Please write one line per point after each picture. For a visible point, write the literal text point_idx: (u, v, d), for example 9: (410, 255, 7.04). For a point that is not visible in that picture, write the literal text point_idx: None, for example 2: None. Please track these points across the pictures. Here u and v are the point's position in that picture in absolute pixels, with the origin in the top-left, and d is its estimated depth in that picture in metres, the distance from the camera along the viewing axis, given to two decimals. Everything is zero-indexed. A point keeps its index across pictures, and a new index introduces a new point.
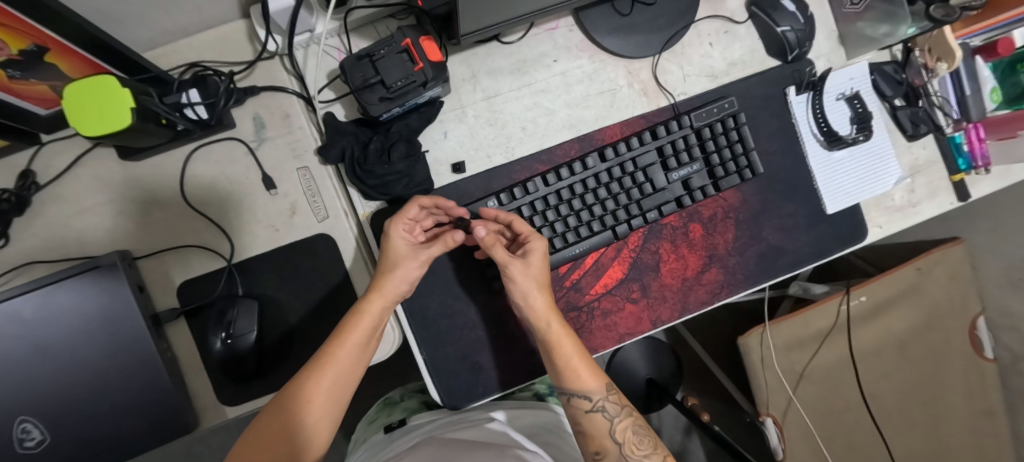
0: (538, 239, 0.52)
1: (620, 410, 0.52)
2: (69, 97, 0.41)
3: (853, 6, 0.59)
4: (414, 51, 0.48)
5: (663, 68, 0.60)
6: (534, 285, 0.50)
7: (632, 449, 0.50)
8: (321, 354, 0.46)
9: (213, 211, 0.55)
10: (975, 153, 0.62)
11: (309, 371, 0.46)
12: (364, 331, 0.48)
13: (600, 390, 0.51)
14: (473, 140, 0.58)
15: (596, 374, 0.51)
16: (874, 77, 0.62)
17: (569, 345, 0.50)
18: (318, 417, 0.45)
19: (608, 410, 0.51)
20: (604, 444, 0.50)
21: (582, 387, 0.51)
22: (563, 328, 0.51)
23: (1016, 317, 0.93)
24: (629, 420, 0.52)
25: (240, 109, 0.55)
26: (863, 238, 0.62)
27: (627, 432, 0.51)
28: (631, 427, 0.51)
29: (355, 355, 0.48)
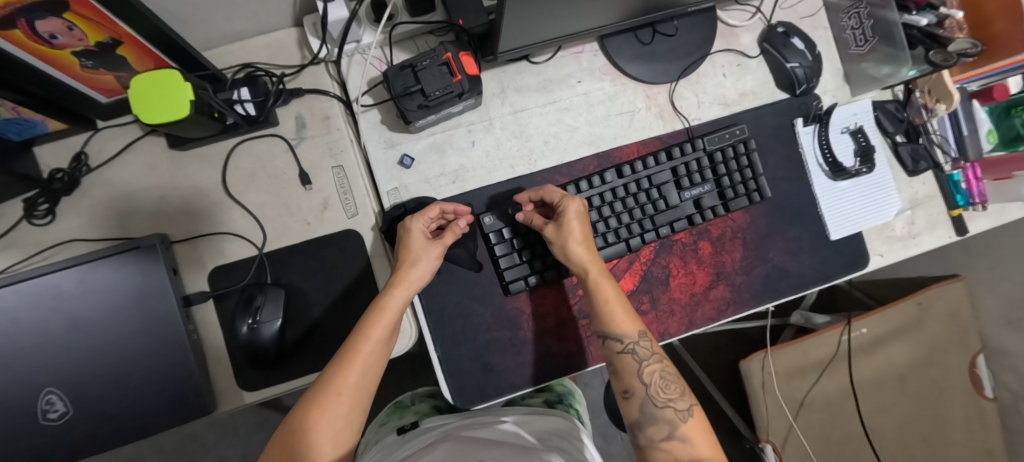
0: (573, 201, 0.55)
1: (650, 355, 0.52)
2: (136, 89, 0.45)
3: (858, 47, 0.64)
4: (453, 65, 0.52)
5: (679, 94, 0.64)
6: (571, 242, 0.54)
7: (658, 393, 0.51)
8: (340, 354, 0.47)
9: (251, 201, 0.58)
10: (972, 190, 0.66)
11: (335, 369, 0.46)
12: (383, 330, 0.49)
13: (632, 335, 0.52)
14: (499, 151, 0.61)
15: (630, 319, 0.53)
16: (877, 114, 0.66)
17: (605, 288, 0.53)
18: (337, 418, 0.45)
19: (638, 354, 0.52)
20: (632, 384, 0.52)
21: (618, 330, 0.52)
22: (598, 279, 0.53)
23: (1015, 356, 0.94)
24: (659, 365, 0.52)
25: (285, 108, 0.58)
26: (865, 264, 0.65)
27: (653, 376, 0.52)
28: (659, 371, 0.52)
29: (374, 355, 0.48)
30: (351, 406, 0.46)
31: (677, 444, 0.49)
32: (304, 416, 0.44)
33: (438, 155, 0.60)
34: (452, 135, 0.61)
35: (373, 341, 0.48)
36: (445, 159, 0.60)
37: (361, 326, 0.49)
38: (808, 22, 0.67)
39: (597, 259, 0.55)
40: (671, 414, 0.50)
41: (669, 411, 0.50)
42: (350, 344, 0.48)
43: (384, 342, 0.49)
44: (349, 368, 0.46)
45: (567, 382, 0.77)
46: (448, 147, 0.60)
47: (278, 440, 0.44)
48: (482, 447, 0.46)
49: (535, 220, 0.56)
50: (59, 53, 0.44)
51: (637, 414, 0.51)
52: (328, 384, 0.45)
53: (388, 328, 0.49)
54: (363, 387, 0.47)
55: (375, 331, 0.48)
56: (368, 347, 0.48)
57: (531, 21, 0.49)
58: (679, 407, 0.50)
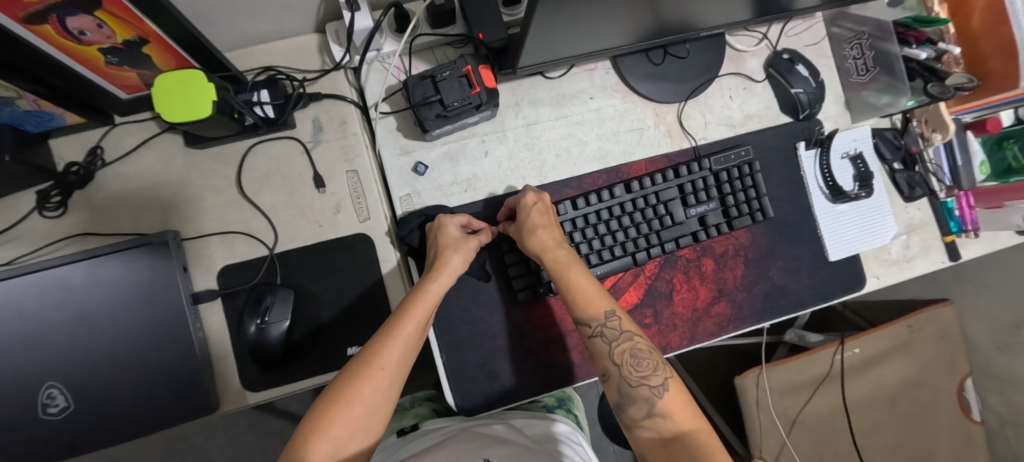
0: (528, 193, 0.57)
1: (620, 334, 0.51)
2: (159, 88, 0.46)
3: (860, 76, 0.66)
4: (472, 77, 0.53)
5: (687, 114, 0.66)
6: (523, 233, 0.55)
7: (632, 371, 0.49)
8: (384, 330, 0.47)
9: (263, 202, 0.58)
10: (965, 217, 0.68)
11: (377, 343, 0.46)
12: (426, 311, 0.49)
13: (596, 317, 0.52)
14: (511, 162, 0.62)
15: (597, 301, 0.52)
16: (876, 141, 0.69)
17: (568, 276, 0.53)
18: (376, 393, 0.44)
19: (607, 336, 0.51)
20: (606, 367, 0.51)
21: (585, 314, 0.52)
22: (567, 265, 0.54)
23: (1001, 380, 0.97)
24: (630, 343, 0.51)
25: (302, 112, 0.59)
26: (862, 286, 0.67)
27: (625, 355, 0.50)
28: (630, 350, 0.50)
29: (415, 334, 0.48)
30: (392, 383, 0.45)
31: (659, 421, 0.48)
32: (346, 386, 0.43)
33: (451, 164, 0.61)
34: (466, 145, 0.62)
35: (417, 320, 0.48)
36: (458, 168, 0.61)
37: (405, 305, 0.49)
38: (812, 50, 0.69)
39: (556, 243, 0.55)
40: (646, 392, 0.48)
41: (643, 389, 0.49)
42: (392, 321, 0.48)
43: (425, 323, 0.49)
44: (392, 343, 0.46)
45: (567, 390, 0.78)
46: (461, 156, 0.62)
47: (316, 409, 0.42)
48: (487, 445, 0.46)
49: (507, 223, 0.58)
50: (86, 49, 0.45)
51: (618, 396, 0.50)
52: (369, 358, 0.45)
53: (429, 311, 0.50)
54: (401, 366, 0.46)
55: (418, 310, 0.49)
56: (411, 325, 0.48)
57: (551, 38, 0.51)
58: (654, 384, 0.49)
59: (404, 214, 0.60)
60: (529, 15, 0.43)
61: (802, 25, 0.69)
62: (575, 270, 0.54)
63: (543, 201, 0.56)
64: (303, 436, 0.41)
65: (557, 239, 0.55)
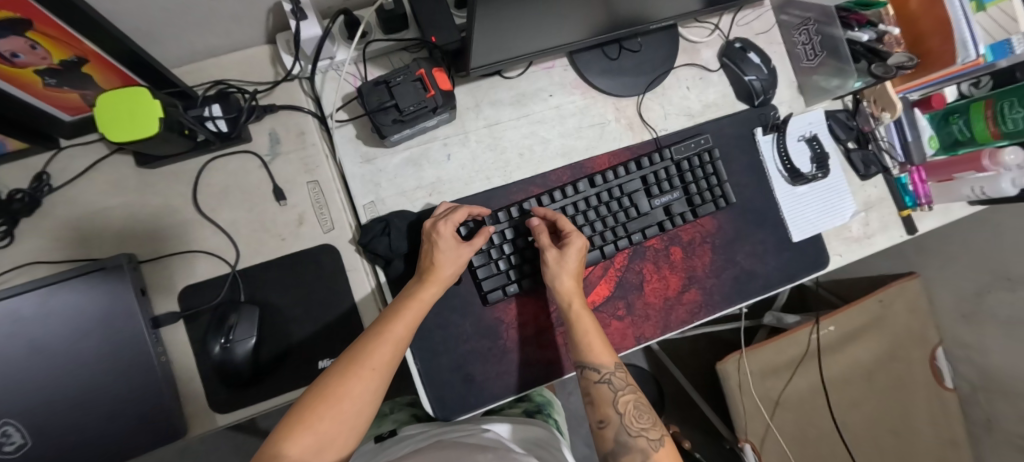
0: (578, 237, 0.58)
1: (625, 386, 0.55)
2: (109, 126, 0.44)
3: (809, 62, 0.68)
4: (426, 81, 0.52)
5: (647, 107, 0.67)
6: (563, 273, 0.56)
7: (632, 421, 0.53)
8: (371, 332, 0.48)
9: (222, 218, 0.57)
10: (919, 192, 0.71)
11: (366, 344, 0.47)
12: (415, 318, 0.50)
13: (609, 364, 0.55)
14: (475, 163, 0.62)
15: (607, 350, 0.56)
16: (829, 123, 0.70)
17: (587, 322, 0.56)
18: (366, 392, 0.45)
19: (613, 383, 0.55)
20: (607, 413, 0.54)
21: (595, 360, 0.55)
22: (581, 311, 0.56)
23: (969, 347, 1.07)
24: (632, 395, 0.55)
25: (257, 125, 0.58)
26: (825, 264, 0.69)
27: (627, 405, 0.54)
28: (632, 402, 0.55)
29: (404, 339, 0.49)
30: (380, 383, 0.46)
31: None
32: (335, 385, 0.44)
33: (414, 169, 0.61)
34: (428, 149, 0.61)
35: (406, 325, 0.49)
36: (422, 173, 0.61)
37: (394, 310, 0.50)
38: (763, 38, 0.71)
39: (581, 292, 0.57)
40: (643, 443, 0.52)
41: (641, 440, 0.52)
42: (384, 323, 0.49)
43: (414, 330, 0.50)
44: (380, 344, 0.47)
45: (546, 394, 0.80)
46: (424, 161, 0.61)
47: (302, 403, 0.43)
48: (468, 451, 0.46)
49: (541, 236, 0.57)
50: (22, 72, 0.44)
51: (611, 444, 0.53)
52: (362, 358, 0.46)
53: (418, 318, 0.51)
54: (392, 364, 0.48)
55: (408, 317, 0.50)
56: (401, 329, 0.49)
57: (504, 36, 0.51)
58: (651, 436, 0.52)
59: (368, 221, 0.58)
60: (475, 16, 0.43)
61: (752, 15, 0.71)
62: (588, 316, 0.56)
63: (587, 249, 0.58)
64: (291, 427, 0.41)
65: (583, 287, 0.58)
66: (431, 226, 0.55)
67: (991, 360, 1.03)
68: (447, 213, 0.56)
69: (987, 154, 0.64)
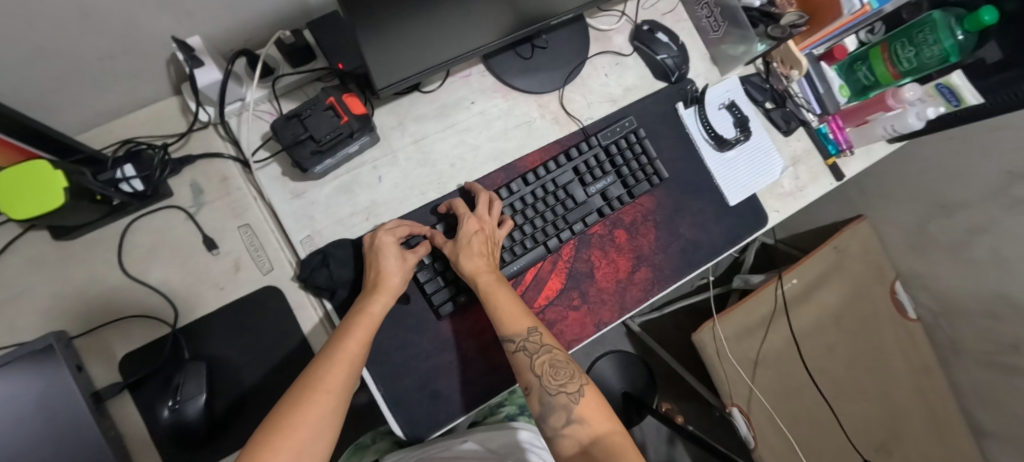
0: (472, 218, 0.57)
1: (540, 347, 0.54)
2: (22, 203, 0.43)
3: (715, 33, 0.71)
4: (338, 108, 0.52)
5: (569, 99, 0.68)
6: (461, 256, 0.56)
7: (551, 380, 0.53)
8: (322, 356, 0.47)
9: (154, 278, 0.55)
10: (839, 138, 0.74)
11: (317, 367, 0.46)
12: (368, 332, 0.50)
13: (521, 332, 0.54)
14: (407, 180, 0.62)
15: (522, 317, 0.55)
16: (745, 88, 0.73)
17: (500, 296, 0.55)
18: (324, 417, 0.43)
19: (529, 350, 0.54)
20: (528, 379, 0.53)
21: (509, 329, 0.54)
22: (490, 286, 0.55)
23: (922, 277, 1.13)
24: (549, 355, 0.54)
25: (176, 178, 0.57)
26: (765, 222, 0.72)
27: (545, 366, 0.53)
28: (550, 360, 0.53)
29: (358, 356, 0.48)
30: (336, 405, 0.45)
31: (576, 428, 0.51)
32: (285, 415, 0.42)
33: (347, 196, 0.60)
34: (358, 174, 0.61)
35: (359, 342, 0.49)
36: (355, 199, 0.60)
37: (343, 328, 0.49)
38: (670, 17, 0.73)
39: (489, 268, 0.57)
40: (564, 399, 0.52)
41: (562, 397, 0.52)
42: (335, 343, 0.48)
43: (367, 346, 0.49)
44: (332, 365, 0.46)
45: None
46: (356, 186, 0.61)
47: (256, 441, 0.41)
48: None
49: (438, 237, 0.58)
50: None
51: (539, 407, 0.53)
52: (314, 381, 0.44)
53: (371, 333, 0.50)
54: (347, 383, 0.46)
55: (358, 333, 0.49)
56: (355, 346, 0.48)
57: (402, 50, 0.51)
58: (570, 391, 0.52)
59: (306, 256, 0.57)
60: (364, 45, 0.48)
61: None
62: (501, 289, 0.56)
63: (484, 225, 0.58)
64: None
65: (491, 263, 0.58)
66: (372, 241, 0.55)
67: (943, 285, 1.08)
68: (386, 225, 0.57)
69: (890, 95, 0.67)
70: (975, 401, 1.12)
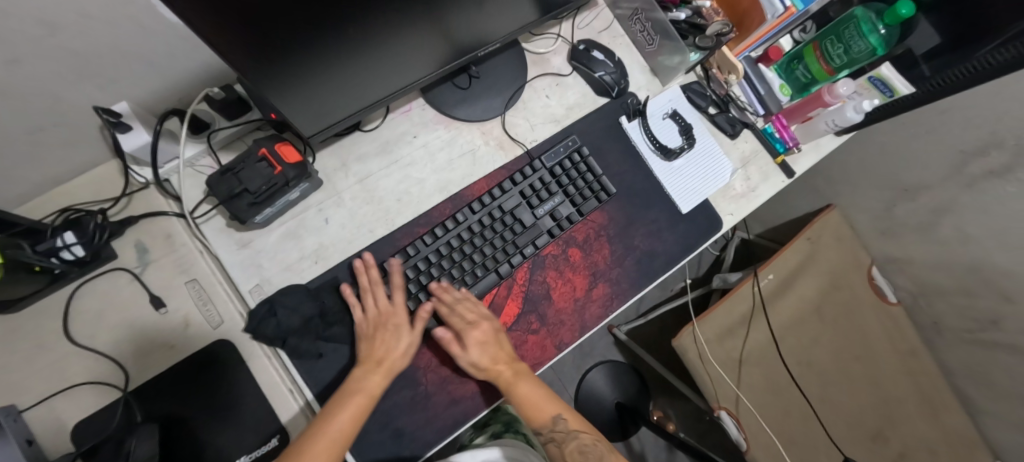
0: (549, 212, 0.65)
1: (570, 431, 0.61)
2: None
3: (651, 46, 0.72)
4: (271, 158, 0.53)
5: (512, 123, 0.69)
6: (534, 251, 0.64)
7: (576, 458, 0.59)
8: (312, 430, 0.50)
9: (103, 343, 0.55)
10: (785, 137, 0.75)
11: (305, 443, 0.49)
12: (360, 410, 0.52)
13: (546, 422, 0.61)
14: (354, 220, 0.62)
15: (547, 406, 0.61)
16: (688, 95, 0.74)
17: (524, 385, 0.59)
18: None
19: (558, 439, 0.61)
20: (554, 456, 0.61)
21: (532, 423, 0.60)
22: (516, 379, 0.59)
23: (896, 260, 1.13)
24: (581, 438, 0.61)
25: (120, 240, 0.57)
26: (720, 225, 0.72)
27: (574, 453, 0.59)
28: (579, 447, 0.60)
29: (345, 434, 0.51)
30: None
31: None
32: None
33: (294, 241, 0.60)
34: (304, 218, 0.61)
35: (348, 421, 0.51)
36: (302, 243, 0.60)
37: (335, 403, 0.52)
38: (606, 34, 0.75)
39: (506, 364, 0.59)
40: None
41: None
42: (325, 419, 0.51)
43: (358, 424, 0.52)
44: (319, 441, 0.49)
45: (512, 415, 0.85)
46: (302, 231, 0.61)
47: None
48: None
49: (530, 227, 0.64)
50: None
51: None
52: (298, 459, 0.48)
53: (362, 411, 0.52)
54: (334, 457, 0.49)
55: (348, 411, 0.51)
56: (338, 427, 0.50)
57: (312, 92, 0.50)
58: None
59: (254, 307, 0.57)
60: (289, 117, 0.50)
61: (590, 15, 0.75)
62: (524, 383, 0.59)
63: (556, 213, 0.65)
64: None
65: (511, 358, 0.60)
66: (381, 316, 0.57)
67: (918, 267, 1.08)
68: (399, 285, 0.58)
69: (826, 91, 0.68)
70: (965, 379, 1.11)
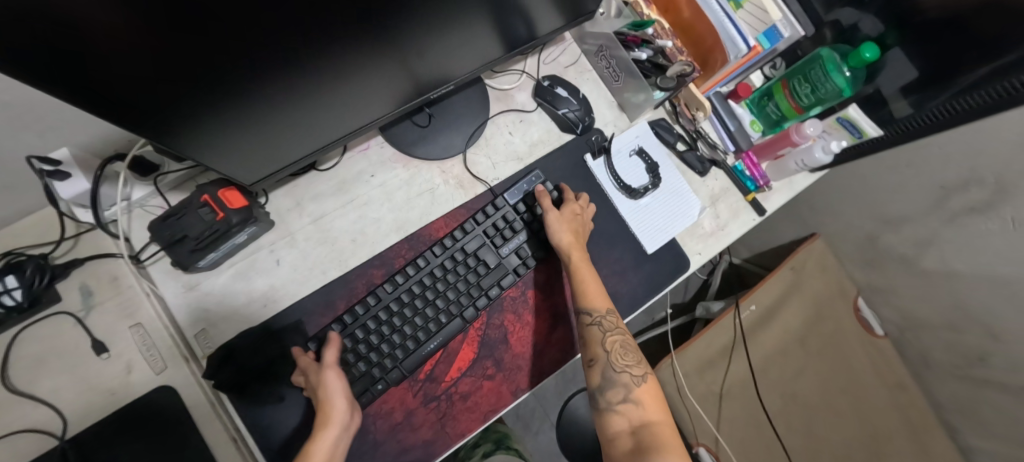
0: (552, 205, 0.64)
1: (613, 327, 0.60)
2: None
3: (616, 82, 0.71)
4: (213, 204, 0.52)
5: (473, 161, 0.68)
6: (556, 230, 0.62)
7: (618, 359, 0.60)
8: None
9: (42, 389, 0.53)
10: (755, 175, 0.73)
11: None
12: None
13: (600, 309, 0.60)
14: (306, 261, 0.61)
15: (600, 297, 0.61)
16: (655, 131, 0.73)
17: (585, 271, 0.61)
18: None
19: (602, 324, 0.60)
20: (596, 353, 0.59)
21: (588, 305, 0.60)
22: (580, 264, 0.62)
23: (881, 291, 1.10)
24: (619, 336, 0.60)
25: (65, 282, 0.56)
26: (688, 266, 0.70)
27: (615, 344, 0.60)
28: (618, 340, 0.60)
29: None
30: None
31: (631, 405, 0.57)
32: None
33: (243, 283, 0.59)
34: (255, 259, 0.60)
35: None
36: (252, 285, 0.59)
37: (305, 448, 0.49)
38: (572, 69, 0.74)
39: (580, 247, 0.63)
40: (627, 378, 0.59)
41: (625, 376, 0.59)
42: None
43: None
44: None
45: None
46: (252, 272, 0.59)
47: None
48: None
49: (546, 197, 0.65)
50: None
51: (599, 380, 0.59)
52: None
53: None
54: None
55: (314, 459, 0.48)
56: None
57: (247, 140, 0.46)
58: (634, 372, 0.59)
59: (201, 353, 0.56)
60: (221, 170, 0.46)
61: (556, 50, 0.74)
62: (586, 270, 0.61)
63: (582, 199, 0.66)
64: None
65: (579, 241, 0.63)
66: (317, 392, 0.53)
67: (904, 299, 1.06)
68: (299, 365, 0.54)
69: (794, 130, 0.67)
70: (956, 415, 1.07)
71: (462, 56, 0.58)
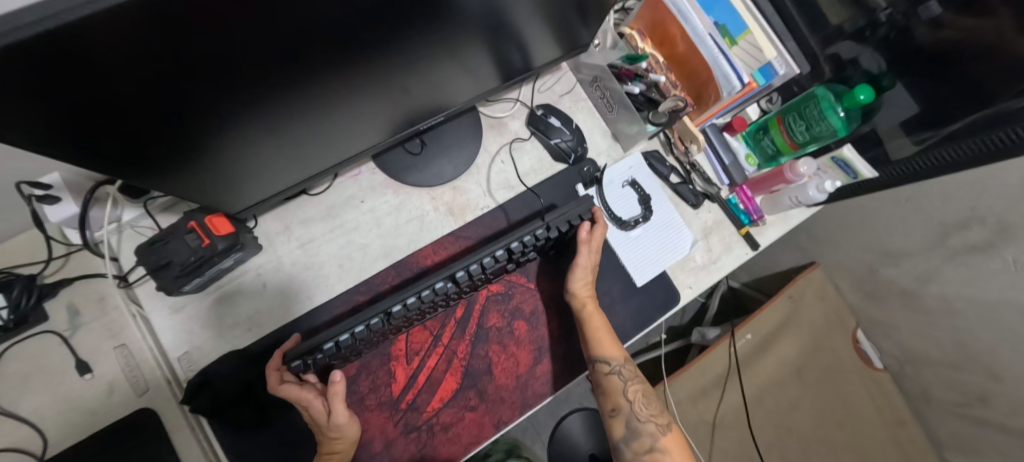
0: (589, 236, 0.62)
1: (633, 375, 0.63)
2: None
3: (610, 113, 0.71)
4: (200, 231, 0.52)
5: (463, 189, 0.68)
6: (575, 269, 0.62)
7: (641, 409, 0.62)
8: None
9: (24, 408, 0.54)
10: (749, 209, 0.72)
11: None
12: None
13: (618, 358, 0.61)
14: (292, 286, 0.61)
15: (615, 347, 0.61)
16: (649, 163, 0.73)
17: (597, 322, 0.61)
18: None
19: (622, 374, 0.62)
20: (617, 403, 0.62)
21: (607, 354, 0.61)
22: (592, 312, 0.62)
23: (880, 324, 1.08)
24: (640, 385, 0.63)
25: (52, 301, 0.57)
26: (677, 299, 0.69)
27: (636, 394, 0.62)
28: (640, 390, 0.63)
29: None
30: None
31: (658, 454, 0.60)
32: None
33: (228, 306, 0.59)
34: (241, 283, 0.60)
35: None
36: (237, 309, 0.59)
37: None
38: (567, 98, 0.74)
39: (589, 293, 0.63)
40: (653, 428, 0.61)
41: (650, 426, 0.61)
42: None
43: None
44: None
45: None
46: (238, 296, 0.60)
47: None
48: None
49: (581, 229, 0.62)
50: None
51: (622, 431, 0.61)
52: None
53: None
54: None
55: None
56: None
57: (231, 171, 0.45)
58: (658, 422, 0.61)
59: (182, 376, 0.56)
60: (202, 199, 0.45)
61: (552, 79, 0.74)
62: (597, 317, 0.62)
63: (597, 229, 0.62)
64: None
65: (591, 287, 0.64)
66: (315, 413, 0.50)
67: (903, 333, 1.04)
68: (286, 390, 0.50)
69: (788, 168, 0.66)
70: (956, 454, 1.04)
71: (453, 88, 0.58)
